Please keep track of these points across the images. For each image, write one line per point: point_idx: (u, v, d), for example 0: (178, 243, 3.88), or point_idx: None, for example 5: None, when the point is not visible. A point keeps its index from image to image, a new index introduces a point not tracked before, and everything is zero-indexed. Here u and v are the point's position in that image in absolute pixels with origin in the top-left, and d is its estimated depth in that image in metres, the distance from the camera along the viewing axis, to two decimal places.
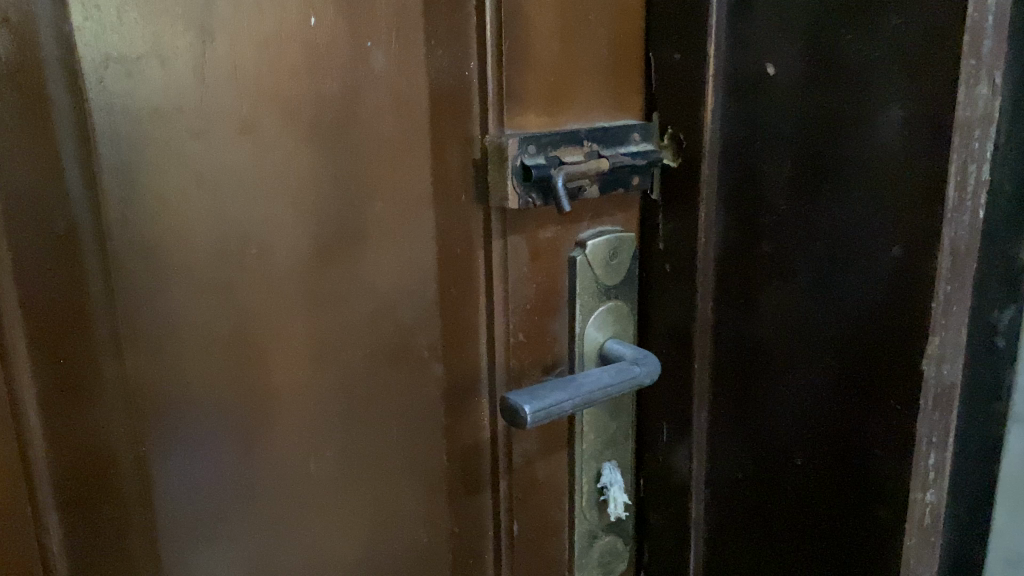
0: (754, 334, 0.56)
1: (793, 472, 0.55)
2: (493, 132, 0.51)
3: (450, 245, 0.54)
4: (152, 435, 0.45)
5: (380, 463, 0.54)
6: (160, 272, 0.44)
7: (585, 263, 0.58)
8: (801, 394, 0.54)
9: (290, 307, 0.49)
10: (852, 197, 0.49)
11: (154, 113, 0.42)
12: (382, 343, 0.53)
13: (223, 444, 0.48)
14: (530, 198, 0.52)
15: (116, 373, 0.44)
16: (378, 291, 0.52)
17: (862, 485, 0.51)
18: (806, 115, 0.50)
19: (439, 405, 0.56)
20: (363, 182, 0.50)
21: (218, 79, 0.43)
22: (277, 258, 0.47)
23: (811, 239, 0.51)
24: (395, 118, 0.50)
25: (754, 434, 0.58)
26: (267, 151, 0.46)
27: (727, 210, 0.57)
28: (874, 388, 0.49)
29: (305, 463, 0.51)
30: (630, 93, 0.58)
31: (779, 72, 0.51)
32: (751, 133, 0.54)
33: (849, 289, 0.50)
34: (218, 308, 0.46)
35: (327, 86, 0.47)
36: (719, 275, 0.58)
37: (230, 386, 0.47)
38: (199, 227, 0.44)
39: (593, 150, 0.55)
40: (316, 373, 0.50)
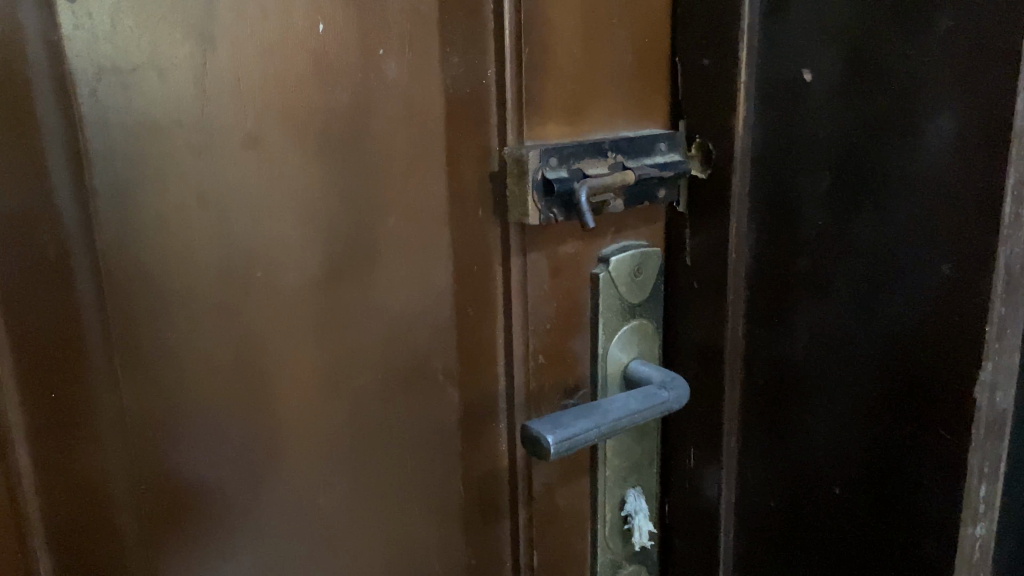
0: (789, 354, 0.53)
1: (832, 501, 0.52)
2: (512, 143, 0.48)
3: (466, 263, 0.51)
4: (151, 467, 0.42)
5: (394, 494, 0.51)
6: (159, 296, 0.41)
7: (608, 280, 0.54)
8: (840, 418, 0.51)
9: (298, 331, 0.46)
10: (899, 211, 0.45)
11: (152, 128, 0.39)
12: (395, 368, 0.50)
13: (227, 477, 0.45)
14: (552, 213, 0.49)
15: (114, 404, 0.41)
16: (391, 313, 0.49)
17: (907, 517, 0.48)
18: (848, 124, 0.47)
19: (454, 431, 0.53)
20: (374, 199, 0.47)
21: (220, 91, 0.40)
22: (284, 280, 0.44)
23: (853, 256, 0.48)
24: (408, 129, 0.47)
25: (789, 461, 0.55)
26: (273, 166, 0.43)
27: (760, 223, 0.54)
28: (921, 415, 0.46)
29: (314, 495, 0.48)
30: (655, 101, 0.55)
31: (817, 78, 0.48)
32: (787, 143, 0.51)
33: (895, 310, 0.46)
34: (221, 335, 0.43)
35: (337, 95, 0.44)
36: (751, 292, 0.55)
37: (234, 417, 0.44)
38: (201, 249, 0.42)
39: (617, 161, 0.52)
40: (326, 400, 0.48)
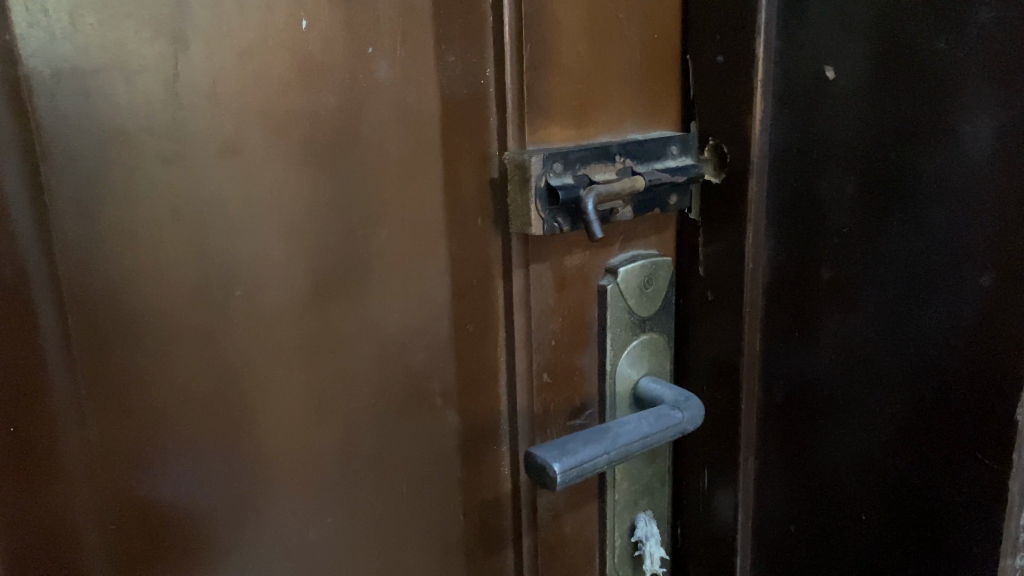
0: (812, 370, 0.50)
1: (859, 528, 0.49)
2: (514, 149, 0.45)
3: (465, 277, 0.48)
4: (123, 503, 0.39)
5: (390, 525, 0.48)
6: (130, 320, 0.38)
7: (617, 292, 0.51)
8: (867, 440, 0.47)
9: (283, 355, 0.42)
10: (931, 219, 0.42)
11: (118, 136, 0.36)
12: (391, 391, 0.46)
13: (207, 514, 0.41)
14: (556, 223, 0.45)
15: (79, 437, 0.38)
16: (384, 332, 0.46)
17: (941, 547, 0.44)
18: (875, 124, 0.44)
19: (454, 456, 0.50)
20: (365, 210, 0.43)
21: (195, 95, 0.37)
22: (268, 299, 0.41)
23: (882, 267, 0.45)
24: (402, 134, 0.44)
25: (813, 484, 0.51)
26: (255, 175, 0.39)
27: (780, 231, 0.50)
28: (956, 438, 0.43)
29: (304, 530, 0.45)
30: (665, 100, 0.52)
31: (840, 76, 0.45)
32: (808, 145, 0.47)
33: (928, 325, 0.43)
34: (200, 360, 0.40)
35: (324, 99, 0.41)
36: (769, 304, 0.52)
37: (216, 448, 0.41)
38: (176, 267, 0.38)
39: (626, 166, 0.48)
40: (315, 429, 0.44)
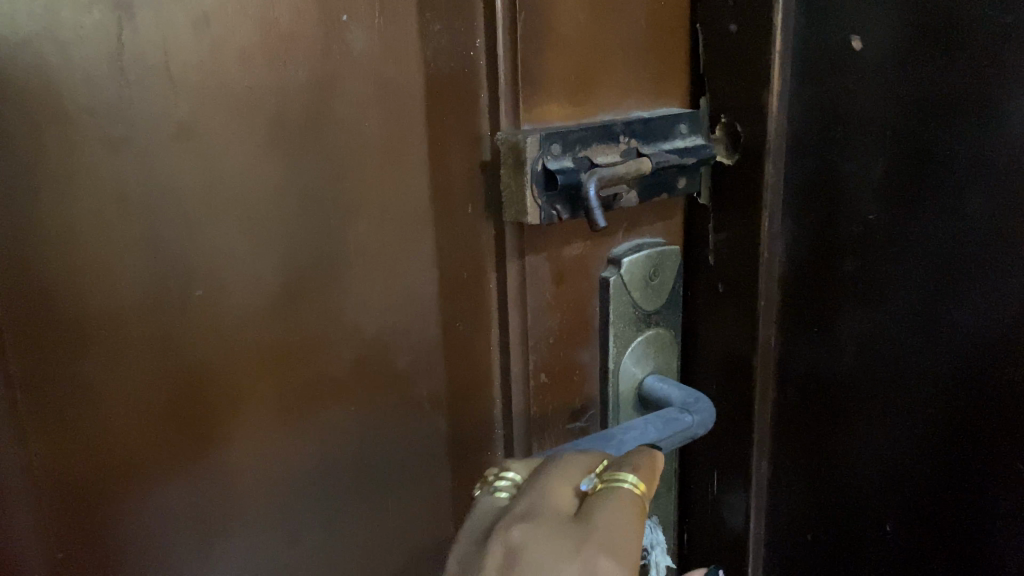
0: (832, 369, 0.46)
1: (883, 540, 0.45)
2: (508, 129, 0.40)
3: (455, 269, 0.44)
4: (73, 527, 0.35)
5: (374, 537, 0.45)
6: (74, 324, 0.33)
7: (620, 285, 0.47)
8: (893, 444, 0.44)
9: (251, 359, 0.38)
10: (969, 206, 0.38)
11: (57, 117, 0.31)
12: (374, 394, 0.43)
13: (172, 532, 0.38)
14: (554, 210, 0.40)
15: (20, 459, 0.34)
16: (364, 332, 0.42)
17: (974, 559, 0.41)
18: (908, 101, 0.39)
19: (442, 462, 0.46)
20: (342, 198, 0.39)
21: (143, 69, 0.33)
22: (232, 300, 0.37)
23: (912, 258, 0.41)
24: (382, 112, 0.40)
25: (831, 490, 0.47)
26: (214, 160, 0.35)
27: (796, 218, 0.46)
28: (993, 443, 0.39)
29: (278, 545, 0.41)
30: (673, 74, 0.47)
31: (868, 45, 0.40)
32: (830, 124, 0.43)
33: (963, 322, 0.39)
34: (151, 368, 0.35)
35: (293, 74, 0.36)
36: (785, 297, 0.47)
37: (175, 463, 0.37)
38: (125, 265, 0.34)
39: (631, 147, 0.44)
40: (286, 439, 0.40)
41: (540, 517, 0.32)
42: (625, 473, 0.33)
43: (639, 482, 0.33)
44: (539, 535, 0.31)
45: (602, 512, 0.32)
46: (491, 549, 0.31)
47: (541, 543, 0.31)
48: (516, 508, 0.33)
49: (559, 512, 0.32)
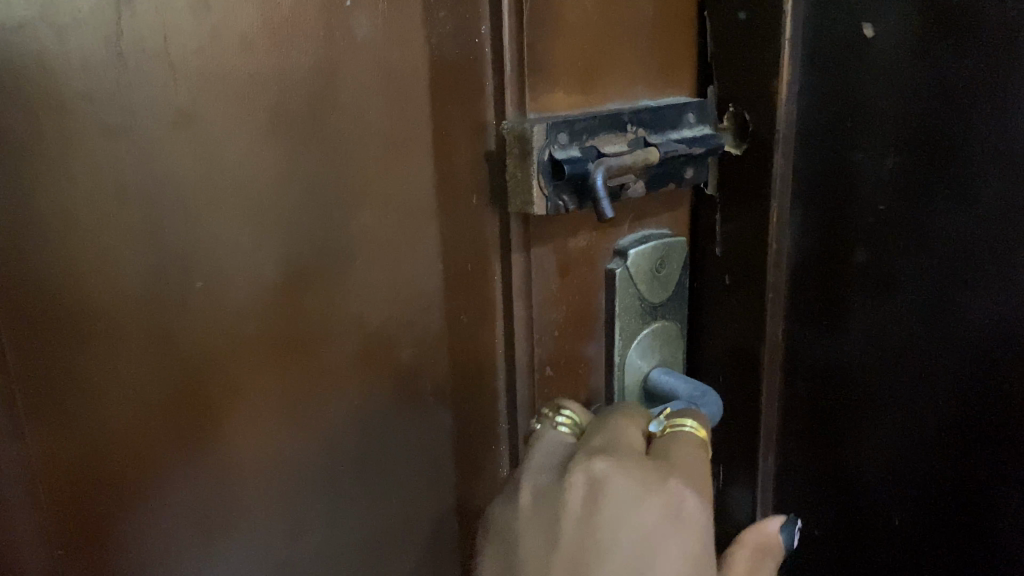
0: (841, 362, 0.45)
1: (892, 535, 0.45)
2: (513, 116, 0.39)
3: (459, 261, 0.43)
4: (73, 524, 0.35)
5: (377, 532, 0.44)
6: (71, 317, 0.33)
7: (626, 277, 0.46)
8: (904, 437, 0.43)
9: (252, 352, 0.37)
10: (985, 195, 0.38)
11: (53, 104, 0.31)
12: (376, 388, 0.42)
13: (174, 530, 0.37)
14: (561, 201, 0.40)
15: (18, 457, 0.33)
16: (367, 324, 0.41)
17: (985, 549, 0.41)
18: (921, 92, 0.39)
19: (446, 456, 0.46)
20: (345, 188, 0.39)
21: (142, 55, 0.32)
22: (233, 292, 0.36)
23: (926, 248, 0.40)
24: (386, 100, 0.39)
25: (840, 484, 0.47)
26: (214, 148, 0.34)
27: (805, 208, 0.45)
28: (1007, 435, 0.39)
29: (280, 541, 0.40)
30: (680, 63, 0.46)
31: (880, 33, 0.40)
32: (840, 113, 0.42)
33: (976, 316, 0.39)
34: (149, 362, 0.35)
35: (296, 60, 0.36)
36: (794, 290, 0.47)
37: (176, 459, 0.36)
38: (123, 257, 0.33)
39: (639, 136, 0.43)
40: (289, 434, 0.39)
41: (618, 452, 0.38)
42: (686, 418, 0.41)
43: (697, 426, 0.41)
44: (621, 471, 0.36)
45: (676, 452, 0.39)
46: (574, 476, 0.37)
47: (624, 472, 0.37)
48: (594, 443, 0.39)
49: (633, 449, 0.39)
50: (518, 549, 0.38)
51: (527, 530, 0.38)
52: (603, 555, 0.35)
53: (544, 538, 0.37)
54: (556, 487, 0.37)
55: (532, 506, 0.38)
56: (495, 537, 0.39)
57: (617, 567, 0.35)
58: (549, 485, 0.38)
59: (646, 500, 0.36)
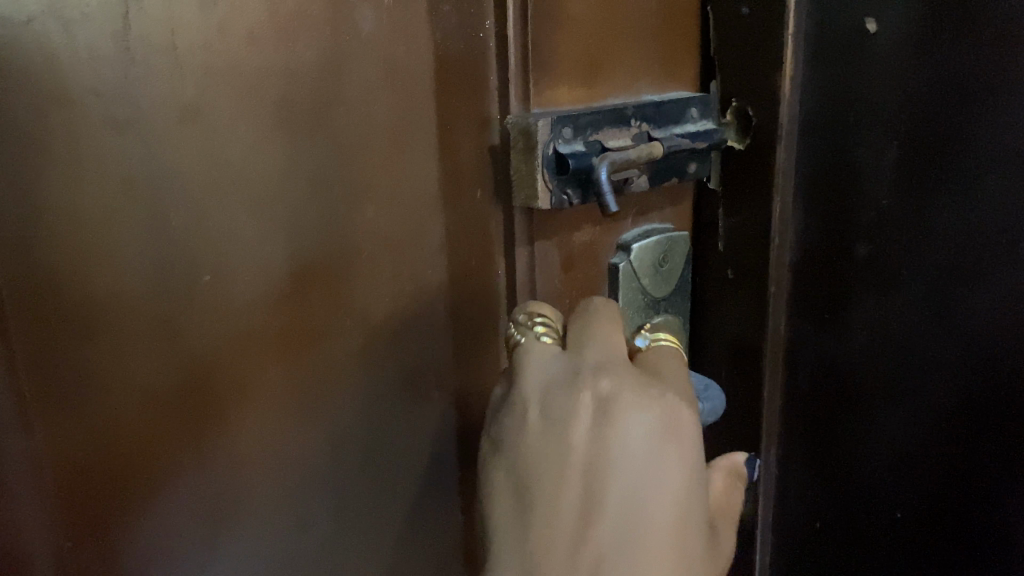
0: (844, 356, 0.45)
1: (890, 526, 0.46)
2: (517, 111, 0.39)
3: (463, 256, 0.43)
4: (79, 515, 0.35)
5: (380, 527, 0.44)
6: (78, 310, 0.33)
7: (629, 271, 0.46)
8: (906, 430, 0.44)
9: (257, 346, 0.37)
10: (990, 189, 0.38)
11: (60, 98, 0.31)
12: (381, 383, 0.42)
13: (180, 523, 0.37)
14: (565, 195, 0.40)
15: (24, 447, 0.34)
16: (371, 319, 0.41)
17: (991, 535, 0.42)
18: (925, 87, 0.39)
19: (450, 451, 0.46)
20: (350, 183, 0.39)
21: (149, 49, 0.32)
22: (239, 286, 0.36)
23: (929, 242, 0.40)
24: (391, 95, 0.39)
25: (841, 477, 0.47)
26: (220, 142, 0.34)
27: (808, 203, 0.45)
28: (1011, 424, 0.40)
29: (284, 536, 0.41)
30: (683, 58, 0.46)
31: (884, 28, 0.40)
32: (843, 108, 0.42)
33: (979, 309, 0.40)
34: (155, 356, 0.35)
35: (302, 55, 0.36)
36: (797, 285, 0.47)
37: (181, 453, 0.36)
38: (130, 251, 0.33)
39: (642, 130, 0.43)
40: (293, 428, 0.40)
41: (618, 367, 0.37)
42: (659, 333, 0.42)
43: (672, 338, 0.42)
44: (629, 389, 0.35)
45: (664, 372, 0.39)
46: (583, 395, 0.36)
47: (629, 389, 0.36)
48: (589, 359, 0.37)
49: (627, 363, 0.38)
50: (521, 475, 0.36)
51: (530, 451, 0.36)
52: (613, 478, 0.34)
53: (549, 457, 0.35)
54: (560, 408, 0.36)
55: (535, 424, 0.36)
56: (493, 458, 0.37)
57: (626, 480, 0.34)
58: (550, 403, 0.36)
59: (651, 417, 0.35)
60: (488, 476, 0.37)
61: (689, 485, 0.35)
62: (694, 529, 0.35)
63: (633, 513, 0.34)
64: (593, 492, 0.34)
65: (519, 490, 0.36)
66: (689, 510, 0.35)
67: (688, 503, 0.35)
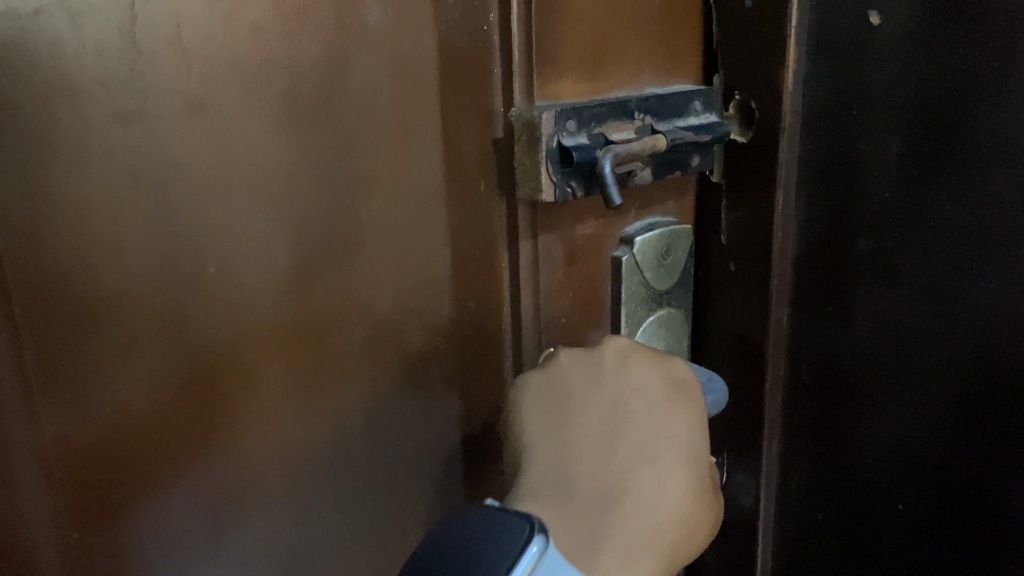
0: (845, 347, 0.46)
1: (894, 519, 0.46)
2: (521, 105, 0.40)
3: (467, 249, 0.43)
4: (87, 509, 0.35)
5: (385, 518, 0.44)
6: (86, 301, 0.33)
7: (632, 264, 0.46)
8: (906, 421, 0.44)
9: (262, 337, 0.38)
10: (990, 182, 0.38)
11: (66, 90, 0.31)
12: (385, 375, 0.42)
13: (186, 515, 0.37)
14: (569, 187, 0.40)
15: (33, 442, 0.33)
16: (376, 311, 0.41)
17: (986, 528, 0.42)
18: (927, 79, 0.39)
19: (454, 443, 0.46)
20: (355, 175, 0.39)
21: (155, 41, 0.32)
22: (245, 278, 0.36)
23: (930, 234, 0.41)
24: (396, 87, 0.39)
25: (842, 467, 0.47)
26: (226, 134, 0.34)
27: (810, 195, 0.45)
28: (1006, 416, 0.40)
29: (290, 527, 0.41)
30: (686, 51, 0.46)
31: (886, 21, 0.40)
32: (846, 101, 0.42)
33: (980, 302, 0.40)
34: (162, 348, 0.35)
35: (307, 47, 0.36)
36: (799, 277, 0.47)
37: (189, 444, 0.37)
38: (137, 243, 0.33)
39: (645, 123, 0.43)
40: (298, 419, 0.40)
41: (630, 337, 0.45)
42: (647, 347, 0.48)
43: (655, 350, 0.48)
44: (646, 347, 0.43)
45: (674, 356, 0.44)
46: (607, 347, 0.43)
47: (645, 350, 0.43)
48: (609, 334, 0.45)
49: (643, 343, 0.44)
50: (554, 405, 0.41)
51: (565, 381, 0.42)
52: (630, 411, 0.41)
53: (580, 386, 0.42)
54: (588, 359, 0.42)
55: (569, 365, 0.42)
56: (525, 394, 0.42)
57: (644, 407, 0.41)
58: (578, 360, 0.42)
59: (665, 371, 0.42)
60: (519, 421, 0.41)
61: (693, 430, 0.41)
62: (695, 466, 0.41)
63: (647, 440, 0.40)
64: (615, 421, 0.41)
65: (549, 426, 0.41)
66: (695, 450, 0.41)
67: (696, 442, 0.41)
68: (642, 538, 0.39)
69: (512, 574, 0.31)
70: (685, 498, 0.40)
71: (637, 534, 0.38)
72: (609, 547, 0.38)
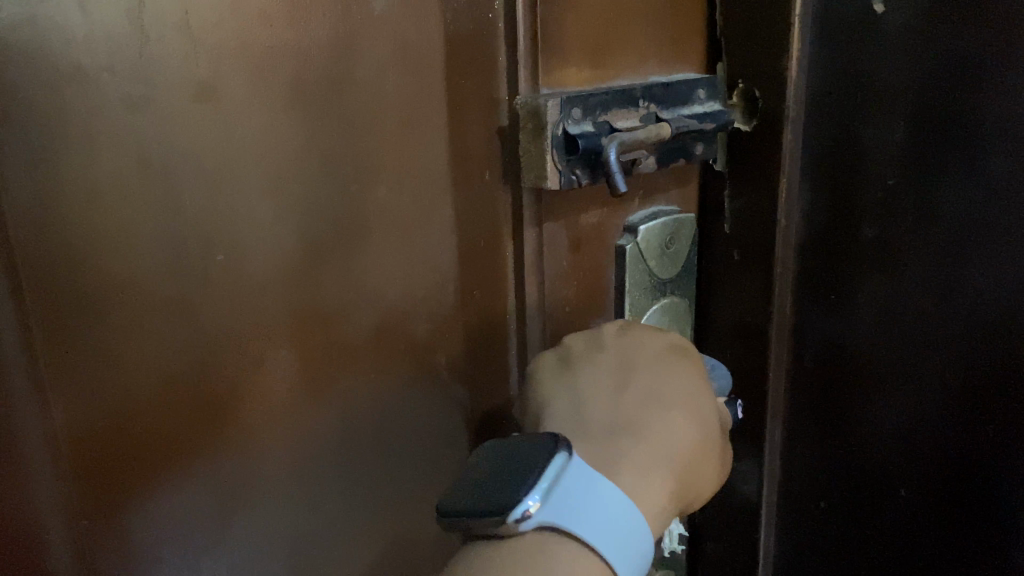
0: (848, 335, 0.46)
1: (897, 506, 0.46)
2: (527, 92, 0.40)
3: (472, 237, 0.44)
4: (97, 496, 0.34)
5: (392, 506, 0.44)
6: (97, 288, 0.33)
7: (636, 252, 0.47)
8: (908, 407, 0.44)
9: (270, 324, 0.38)
10: (993, 169, 0.38)
11: (76, 76, 0.31)
12: (393, 363, 0.43)
13: (196, 501, 0.37)
14: (574, 175, 0.40)
15: (42, 428, 0.33)
16: (383, 298, 0.41)
17: (986, 511, 0.42)
18: (931, 67, 0.39)
19: (460, 431, 0.46)
20: (362, 163, 0.39)
21: (163, 28, 0.32)
22: (254, 265, 0.36)
23: (934, 222, 0.41)
24: (403, 75, 0.39)
25: (844, 454, 0.48)
26: (234, 121, 0.34)
27: (813, 184, 0.45)
28: (1008, 400, 0.40)
29: (300, 514, 0.41)
30: (690, 40, 0.46)
31: (891, 9, 0.40)
32: (849, 89, 0.43)
33: (983, 289, 0.40)
34: (173, 335, 0.35)
35: (314, 34, 0.36)
36: (802, 266, 0.47)
37: (200, 431, 0.37)
38: (146, 229, 0.33)
39: (649, 112, 0.43)
40: (306, 406, 0.40)
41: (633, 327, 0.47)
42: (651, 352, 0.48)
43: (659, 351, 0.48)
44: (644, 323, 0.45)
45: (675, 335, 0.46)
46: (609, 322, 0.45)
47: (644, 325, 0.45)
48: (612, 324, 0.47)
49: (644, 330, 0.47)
50: (562, 365, 0.43)
51: (571, 347, 0.43)
52: (635, 363, 0.42)
53: (586, 347, 0.43)
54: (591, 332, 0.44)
55: (575, 336, 0.44)
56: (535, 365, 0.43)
57: (648, 358, 0.43)
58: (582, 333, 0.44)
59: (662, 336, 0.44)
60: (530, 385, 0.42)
61: (697, 380, 0.43)
62: (704, 411, 0.42)
63: (655, 384, 0.42)
64: (621, 371, 0.42)
65: (559, 381, 0.42)
66: (701, 399, 0.42)
67: (702, 393, 0.42)
68: (658, 465, 0.39)
69: (535, 484, 0.34)
70: (695, 437, 0.41)
71: (651, 456, 0.39)
72: (626, 468, 0.38)
